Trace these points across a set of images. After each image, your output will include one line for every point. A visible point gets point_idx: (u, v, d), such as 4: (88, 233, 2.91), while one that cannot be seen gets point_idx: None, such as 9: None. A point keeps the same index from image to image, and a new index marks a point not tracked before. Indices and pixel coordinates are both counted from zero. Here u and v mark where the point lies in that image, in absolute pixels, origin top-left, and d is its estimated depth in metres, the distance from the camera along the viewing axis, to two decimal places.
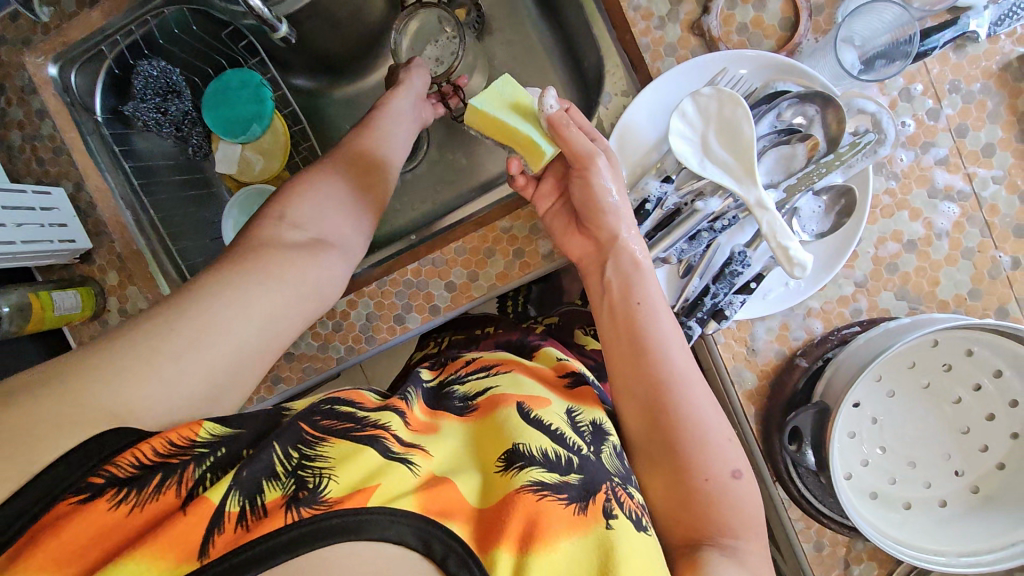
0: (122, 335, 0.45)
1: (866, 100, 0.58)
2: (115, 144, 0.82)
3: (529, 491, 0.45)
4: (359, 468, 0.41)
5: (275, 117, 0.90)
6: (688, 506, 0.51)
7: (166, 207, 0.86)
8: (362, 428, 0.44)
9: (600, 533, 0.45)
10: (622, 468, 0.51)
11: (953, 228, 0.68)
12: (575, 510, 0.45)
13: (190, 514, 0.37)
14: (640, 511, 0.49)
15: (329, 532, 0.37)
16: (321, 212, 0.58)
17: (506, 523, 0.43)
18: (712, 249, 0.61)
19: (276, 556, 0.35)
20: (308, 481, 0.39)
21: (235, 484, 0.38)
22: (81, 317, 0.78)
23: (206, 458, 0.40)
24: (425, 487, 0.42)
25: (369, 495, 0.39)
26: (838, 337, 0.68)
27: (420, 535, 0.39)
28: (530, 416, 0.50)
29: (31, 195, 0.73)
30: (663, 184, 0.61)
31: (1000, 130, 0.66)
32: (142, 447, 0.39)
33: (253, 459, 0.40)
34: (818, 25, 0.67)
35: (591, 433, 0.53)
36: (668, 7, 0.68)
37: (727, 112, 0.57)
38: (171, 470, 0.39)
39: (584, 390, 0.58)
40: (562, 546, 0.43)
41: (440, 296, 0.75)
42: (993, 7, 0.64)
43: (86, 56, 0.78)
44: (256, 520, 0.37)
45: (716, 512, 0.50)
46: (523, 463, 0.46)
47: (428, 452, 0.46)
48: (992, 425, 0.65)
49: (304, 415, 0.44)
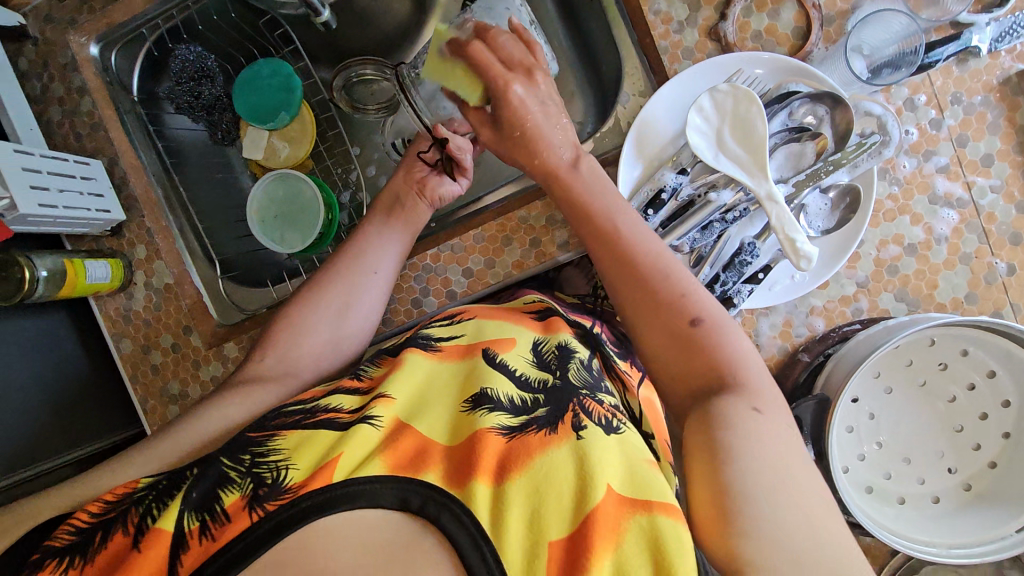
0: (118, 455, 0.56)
1: (873, 103, 0.61)
2: (150, 123, 0.85)
3: (497, 431, 0.49)
4: (313, 451, 0.48)
5: (303, 107, 0.92)
6: (680, 360, 0.51)
7: (198, 186, 0.89)
8: (309, 418, 0.52)
9: (573, 444, 0.48)
10: (589, 380, 0.56)
11: (952, 233, 0.70)
12: (544, 433, 0.50)
13: (148, 548, 0.44)
14: (611, 416, 0.52)
15: (304, 511, 0.44)
16: (300, 344, 0.66)
17: (480, 458, 0.47)
18: (722, 240, 0.64)
19: (254, 547, 0.43)
20: (266, 476, 0.46)
21: (185, 506, 0.46)
22: (110, 287, 0.81)
23: (145, 496, 0.48)
24: (388, 439, 0.49)
25: (332, 471, 0.45)
26: (839, 334, 0.71)
27: (396, 492, 0.45)
28: (496, 361, 0.56)
29: (72, 163, 0.72)
30: (678, 175, 0.64)
31: (999, 141, 0.69)
32: (82, 516, 0.48)
33: (199, 478, 0.47)
34: (829, 35, 0.70)
35: (556, 357, 0.58)
36: (688, 12, 0.72)
37: (742, 109, 0.61)
38: (111, 521, 0.46)
39: (553, 320, 0.64)
40: (540, 461, 0.48)
41: (458, 281, 0.79)
42: (996, 24, 0.67)
43: (126, 38, 0.82)
44: (220, 526, 0.44)
45: (704, 359, 0.50)
46: (490, 406, 0.52)
47: (390, 398, 0.52)
48: (985, 424, 0.67)
49: (246, 433, 0.52)
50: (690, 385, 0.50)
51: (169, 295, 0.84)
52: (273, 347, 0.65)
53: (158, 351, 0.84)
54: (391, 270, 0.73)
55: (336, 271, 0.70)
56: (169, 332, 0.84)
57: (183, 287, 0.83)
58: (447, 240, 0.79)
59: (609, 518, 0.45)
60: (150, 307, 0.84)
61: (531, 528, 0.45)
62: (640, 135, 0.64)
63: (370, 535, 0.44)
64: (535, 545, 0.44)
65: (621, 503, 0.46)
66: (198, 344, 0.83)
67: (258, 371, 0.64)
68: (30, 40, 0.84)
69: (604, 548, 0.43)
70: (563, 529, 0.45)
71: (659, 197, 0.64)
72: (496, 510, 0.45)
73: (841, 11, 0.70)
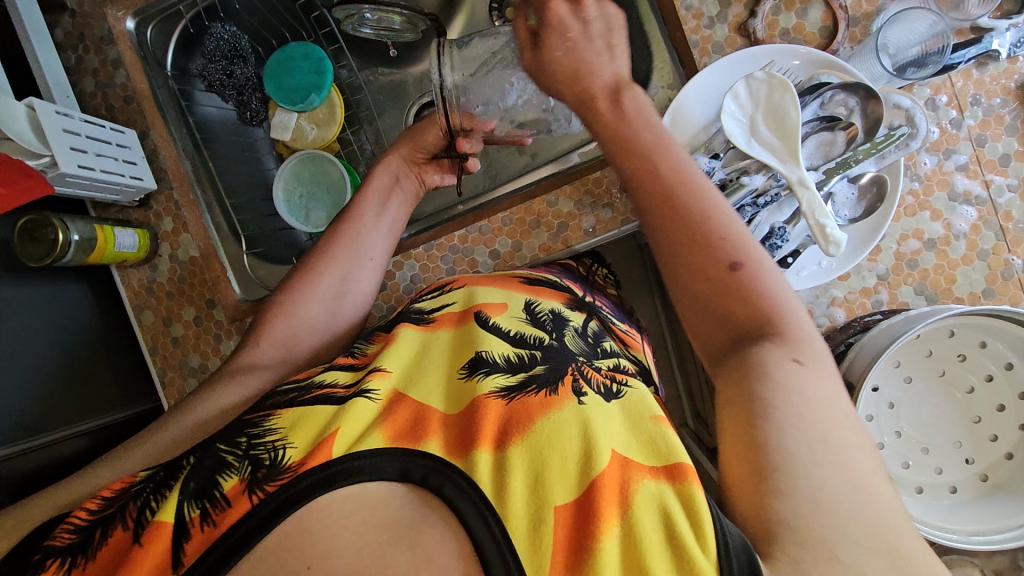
0: (127, 449, 0.56)
1: (902, 96, 0.64)
2: (182, 97, 0.85)
3: (495, 396, 0.48)
4: (312, 426, 0.46)
5: (334, 90, 0.91)
6: (719, 305, 0.47)
7: (226, 160, 0.88)
8: (304, 396, 0.50)
9: (574, 406, 0.47)
10: (585, 347, 0.56)
11: (970, 230, 0.72)
12: (544, 394, 0.48)
13: (150, 542, 0.41)
14: (610, 382, 0.52)
15: (303, 489, 0.41)
16: (298, 329, 0.62)
17: (481, 427, 0.45)
18: (752, 224, 0.68)
19: (254, 530, 0.40)
20: (263, 458, 0.44)
21: (183, 496, 0.43)
22: (136, 257, 0.82)
23: (142, 489, 0.46)
24: (385, 411, 0.47)
25: (331, 446, 0.43)
26: (861, 324, 0.71)
27: (396, 464, 0.43)
28: (487, 324, 0.55)
29: (109, 129, 0.77)
30: (712, 160, 0.68)
31: (1017, 142, 0.71)
32: (80, 514, 0.47)
33: (197, 467, 0.45)
34: (854, 35, 0.73)
35: (551, 319, 0.58)
36: (718, 8, 0.74)
37: (776, 97, 0.64)
38: (109, 518, 0.45)
39: (543, 287, 0.64)
40: (541, 425, 0.46)
41: (485, 263, 0.80)
42: (1015, 29, 0.70)
43: (163, 14, 0.82)
44: (221, 511, 0.41)
45: (744, 303, 0.46)
46: (487, 369, 0.50)
47: (386, 371, 0.51)
48: (1002, 416, 0.68)
49: (244, 417, 0.50)
50: (725, 333, 0.47)
51: (194, 269, 0.84)
52: (270, 332, 0.62)
53: (179, 324, 0.84)
54: (385, 255, 0.69)
55: (331, 257, 0.65)
56: (191, 305, 0.84)
57: (209, 261, 0.83)
58: (475, 222, 0.80)
59: (615, 482, 0.42)
60: (174, 280, 0.84)
61: (535, 493, 0.42)
62: (675, 120, 0.69)
63: (375, 515, 0.41)
64: (541, 511, 0.42)
65: (624, 467, 0.44)
66: (221, 319, 0.83)
67: (254, 359, 0.60)
68: (68, 12, 0.85)
69: (610, 513, 0.41)
70: (569, 493, 0.43)
71: None
72: (500, 476, 0.43)
73: (867, 12, 0.72)
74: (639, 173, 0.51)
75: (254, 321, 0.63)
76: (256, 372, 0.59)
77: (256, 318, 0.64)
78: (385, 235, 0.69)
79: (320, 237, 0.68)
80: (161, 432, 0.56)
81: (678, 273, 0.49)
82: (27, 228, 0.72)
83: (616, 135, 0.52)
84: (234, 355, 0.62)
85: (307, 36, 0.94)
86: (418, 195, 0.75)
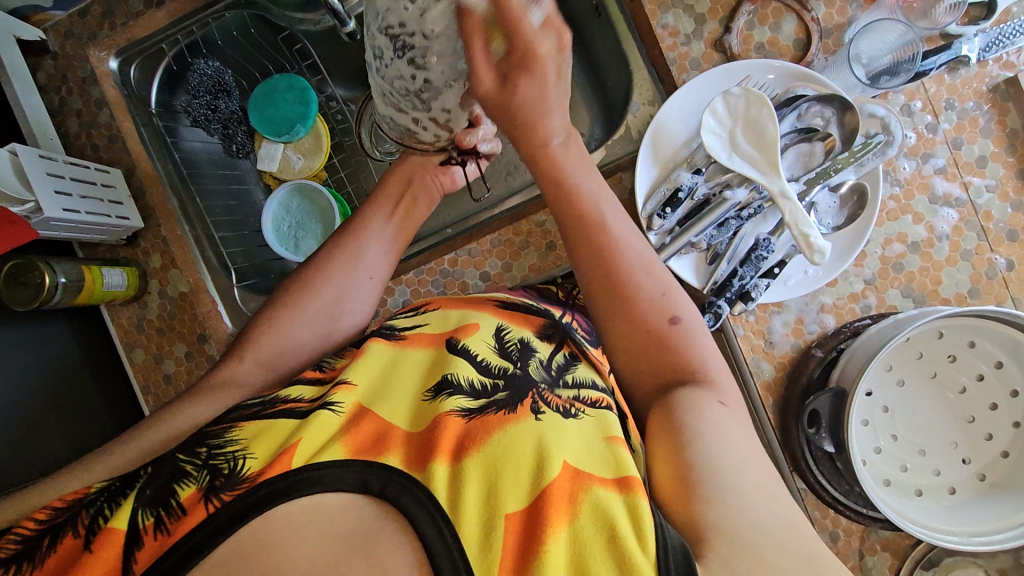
0: (94, 457, 0.52)
1: (876, 105, 0.66)
2: (166, 134, 0.85)
3: (456, 415, 0.48)
4: (272, 439, 0.45)
5: (320, 119, 0.92)
6: (652, 358, 0.51)
7: (212, 196, 0.87)
8: (267, 409, 0.49)
9: (531, 424, 0.47)
10: (549, 376, 0.54)
11: (952, 231, 0.73)
12: (504, 412, 0.49)
13: (99, 549, 0.40)
14: (570, 406, 0.51)
15: (259, 498, 0.40)
16: (282, 351, 0.60)
17: (439, 442, 0.46)
18: (738, 237, 0.69)
19: (206, 541, 0.39)
20: (222, 467, 0.43)
21: (138, 503, 0.42)
22: (125, 296, 0.82)
23: (96, 499, 0.44)
24: (349, 424, 0.46)
25: (291, 456, 0.42)
26: (851, 329, 0.72)
27: (356, 475, 0.43)
28: (456, 347, 0.55)
29: (93, 170, 0.77)
30: (694, 175, 0.69)
31: (992, 144, 0.73)
32: (28, 525, 0.45)
33: (154, 475, 0.44)
34: (828, 46, 0.75)
35: (519, 349, 0.56)
36: (694, 26, 0.75)
37: (753, 111, 0.67)
38: (60, 525, 0.43)
39: (517, 313, 0.62)
40: (497, 437, 0.47)
41: (475, 285, 0.80)
42: (983, 35, 0.71)
43: (146, 53, 0.82)
44: (176, 519, 0.41)
45: (673, 358, 0.50)
46: (451, 391, 0.50)
47: (351, 384, 0.50)
48: (995, 414, 0.69)
49: (204, 429, 0.49)
50: (660, 378, 0.51)
51: (183, 304, 0.83)
52: (255, 350, 0.59)
53: (171, 361, 0.83)
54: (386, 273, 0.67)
55: (328, 275, 0.63)
56: (183, 341, 0.83)
57: (199, 296, 0.82)
58: (464, 246, 0.81)
59: (565, 491, 0.43)
60: (163, 317, 0.84)
61: (487, 502, 0.43)
62: (656, 137, 0.71)
63: (332, 525, 0.41)
64: (493, 519, 0.42)
65: (576, 477, 0.44)
66: (213, 353, 0.82)
67: (235, 373, 0.58)
68: (50, 54, 0.86)
69: (559, 518, 0.42)
70: (520, 502, 0.43)
71: (676, 195, 0.69)
72: (455, 487, 0.43)
73: (839, 24, 0.74)
74: (579, 232, 0.53)
75: (240, 336, 0.61)
76: (238, 389, 0.57)
77: (241, 334, 0.61)
78: (385, 254, 0.67)
79: (320, 249, 0.67)
80: (136, 440, 0.52)
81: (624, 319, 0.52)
82: (14, 273, 0.72)
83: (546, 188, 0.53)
84: (213, 369, 0.59)
85: (290, 68, 0.93)
86: (430, 203, 0.74)
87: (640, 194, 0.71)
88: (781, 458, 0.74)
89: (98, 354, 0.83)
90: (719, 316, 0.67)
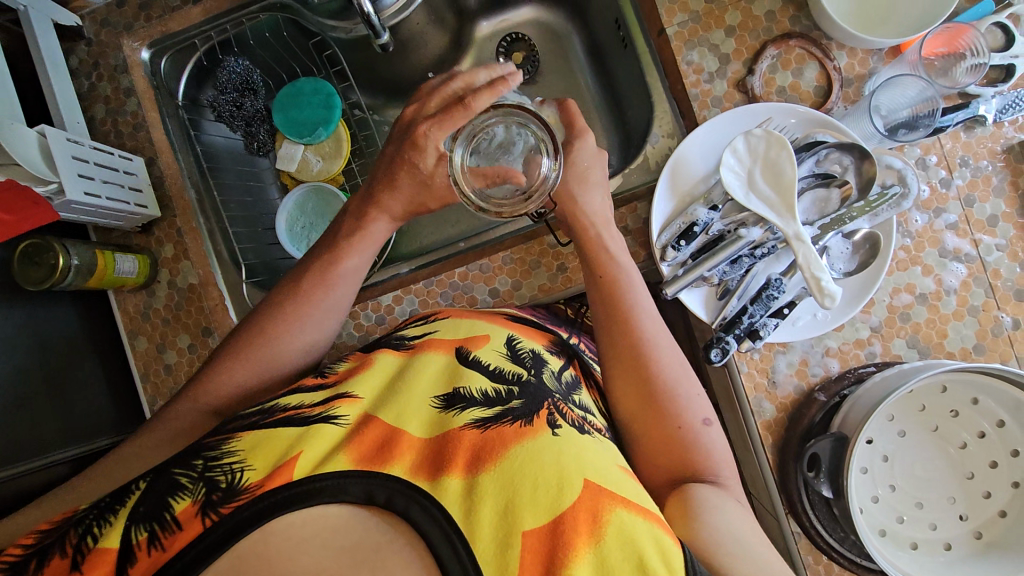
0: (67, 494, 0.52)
1: (893, 157, 0.67)
2: (191, 126, 0.86)
3: (471, 427, 0.48)
4: (272, 450, 0.44)
5: (341, 124, 0.93)
6: (671, 449, 0.54)
7: (229, 191, 0.88)
8: (267, 419, 0.48)
9: (548, 439, 0.47)
10: (561, 387, 0.55)
11: (960, 286, 0.74)
12: (520, 425, 0.48)
13: (91, 568, 0.40)
14: (582, 422, 0.52)
15: (263, 509, 0.40)
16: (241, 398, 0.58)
17: (454, 455, 0.46)
18: (750, 274, 0.70)
19: (207, 552, 0.38)
20: (220, 480, 0.42)
21: (131, 520, 0.41)
22: (134, 283, 0.82)
23: (84, 517, 0.44)
24: (353, 433, 0.46)
25: (293, 468, 0.42)
26: (855, 375, 0.72)
27: (362, 486, 0.42)
28: (469, 358, 0.55)
29: (117, 157, 0.78)
30: (710, 212, 0.70)
31: (1004, 204, 0.74)
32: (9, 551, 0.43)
33: (148, 490, 0.43)
34: (848, 96, 0.76)
35: (532, 357, 0.57)
36: (717, 65, 0.77)
37: (773, 153, 0.68)
38: (46, 547, 0.42)
39: (524, 330, 0.62)
40: (514, 453, 0.46)
41: (484, 301, 0.81)
42: (1000, 97, 0.72)
43: (179, 47, 0.84)
44: (171, 534, 0.40)
45: (695, 456, 0.53)
46: (464, 403, 0.50)
47: (355, 398, 0.51)
48: (995, 472, 0.69)
49: (202, 441, 0.48)
50: (678, 473, 0.53)
51: (191, 296, 0.83)
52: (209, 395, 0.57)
53: (173, 351, 0.83)
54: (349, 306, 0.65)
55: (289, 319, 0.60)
56: (187, 332, 0.83)
57: (208, 289, 0.82)
58: (476, 260, 0.81)
59: (587, 512, 0.43)
60: (171, 306, 0.84)
61: (503, 518, 0.42)
62: (676, 170, 0.72)
63: (336, 539, 0.40)
64: (509, 538, 0.42)
65: (596, 496, 0.44)
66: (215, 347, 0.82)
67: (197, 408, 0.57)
68: (85, 41, 0.87)
69: (580, 543, 0.42)
70: (539, 518, 0.43)
71: (691, 229, 0.70)
72: (468, 503, 0.43)
73: (860, 75, 0.76)
74: (618, 320, 0.59)
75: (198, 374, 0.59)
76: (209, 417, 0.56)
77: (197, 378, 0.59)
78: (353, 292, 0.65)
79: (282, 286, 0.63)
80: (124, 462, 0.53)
81: (650, 414, 0.55)
82: (27, 253, 0.72)
83: (590, 270, 0.63)
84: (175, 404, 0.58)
85: (318, 73, 0.94)
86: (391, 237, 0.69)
87: (656, 225, 0.72)
88: (778, 501, 0.73)
89: (100, 339, 0.83)
90: (725, 352, 0.68)
